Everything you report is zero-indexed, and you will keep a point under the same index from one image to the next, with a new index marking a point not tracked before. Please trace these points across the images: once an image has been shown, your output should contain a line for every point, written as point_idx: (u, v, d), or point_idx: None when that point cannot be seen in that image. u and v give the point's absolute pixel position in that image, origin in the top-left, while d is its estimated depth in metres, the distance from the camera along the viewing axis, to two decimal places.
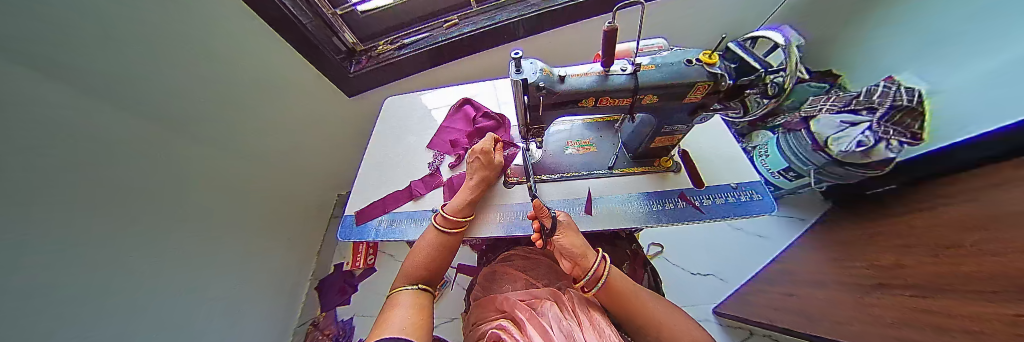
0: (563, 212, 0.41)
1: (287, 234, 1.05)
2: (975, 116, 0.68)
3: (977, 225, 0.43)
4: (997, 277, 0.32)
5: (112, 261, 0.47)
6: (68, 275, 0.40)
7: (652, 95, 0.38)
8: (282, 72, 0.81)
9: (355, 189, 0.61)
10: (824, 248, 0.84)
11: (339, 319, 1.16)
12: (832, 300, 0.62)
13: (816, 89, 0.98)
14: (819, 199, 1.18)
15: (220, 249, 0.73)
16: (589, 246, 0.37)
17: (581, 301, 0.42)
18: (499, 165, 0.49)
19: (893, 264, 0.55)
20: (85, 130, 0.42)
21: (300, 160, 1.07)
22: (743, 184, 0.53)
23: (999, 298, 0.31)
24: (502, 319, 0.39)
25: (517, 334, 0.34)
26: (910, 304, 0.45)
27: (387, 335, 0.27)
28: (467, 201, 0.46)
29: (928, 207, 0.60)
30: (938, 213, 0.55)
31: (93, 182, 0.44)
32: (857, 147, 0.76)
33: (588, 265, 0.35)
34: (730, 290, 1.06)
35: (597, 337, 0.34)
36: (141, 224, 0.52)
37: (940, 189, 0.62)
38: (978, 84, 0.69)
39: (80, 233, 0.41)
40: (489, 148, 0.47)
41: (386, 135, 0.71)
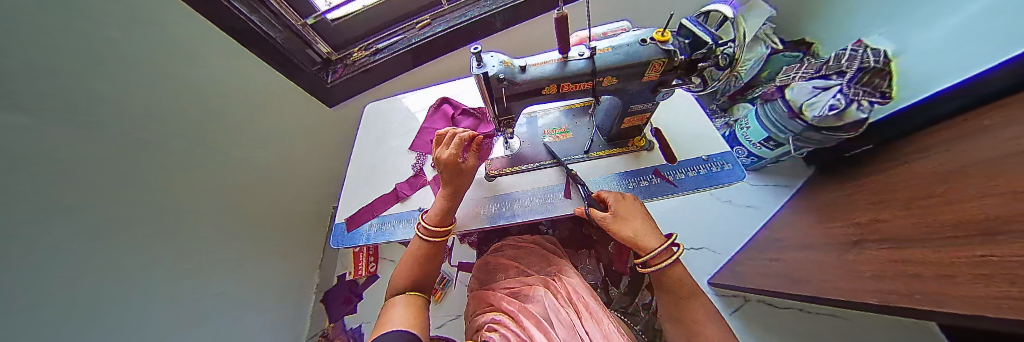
0: (614, 198, 0.45)
1: (284, 247, 1.06)
2: (947, 70, 0.69)
3: (949, 175, 0.43)
4: (970, 224, 0.33)
5: (80, 278, 0.44)
6: (40, 293, 0.39)
7: (610, 77, 0.39)
8: (243, 85, 0.78)
9: (343, 196, 0.62)
10: (810, 209, 0.86)
11: (347, 328, 1.18)
12: (814, 261, 0.65)
13: (791, 58, 1.06)
14: (801, 165, 1.21)
15: (208, 265, 0.72)
16: (644, 235, 0.41)
17: (574, 286, 0.45)
18: (467, 170, 0.44)
19: (870, 220, 0.58)
20: (56, 140, 0.41)
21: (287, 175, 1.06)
22: (714, 156, 0.55)
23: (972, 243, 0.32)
24: (496, 312, 0.41)
25: (515, 327, 0.35)
26: (885, 259, 0.47)
27: (388, 330, 0.32)
28: (445, 210, 0.46)
29: (902, 163, 0.62)
30: (911, 167, 0.57)
31: (64, 208, 0.42)
32: (829, 111, 0.78)
33: (642, 254, 0.40)
34: (721, 261, 1.09)
35: (595, 325, 0.36)
36: (115, 243, 0.50)
37: (907, 146, 0.64)
38: (945, 38, 0.71)
39: (55, 246, 0.41)
40: (451, 159, 0.42)
41: (368, 140, 0.71)
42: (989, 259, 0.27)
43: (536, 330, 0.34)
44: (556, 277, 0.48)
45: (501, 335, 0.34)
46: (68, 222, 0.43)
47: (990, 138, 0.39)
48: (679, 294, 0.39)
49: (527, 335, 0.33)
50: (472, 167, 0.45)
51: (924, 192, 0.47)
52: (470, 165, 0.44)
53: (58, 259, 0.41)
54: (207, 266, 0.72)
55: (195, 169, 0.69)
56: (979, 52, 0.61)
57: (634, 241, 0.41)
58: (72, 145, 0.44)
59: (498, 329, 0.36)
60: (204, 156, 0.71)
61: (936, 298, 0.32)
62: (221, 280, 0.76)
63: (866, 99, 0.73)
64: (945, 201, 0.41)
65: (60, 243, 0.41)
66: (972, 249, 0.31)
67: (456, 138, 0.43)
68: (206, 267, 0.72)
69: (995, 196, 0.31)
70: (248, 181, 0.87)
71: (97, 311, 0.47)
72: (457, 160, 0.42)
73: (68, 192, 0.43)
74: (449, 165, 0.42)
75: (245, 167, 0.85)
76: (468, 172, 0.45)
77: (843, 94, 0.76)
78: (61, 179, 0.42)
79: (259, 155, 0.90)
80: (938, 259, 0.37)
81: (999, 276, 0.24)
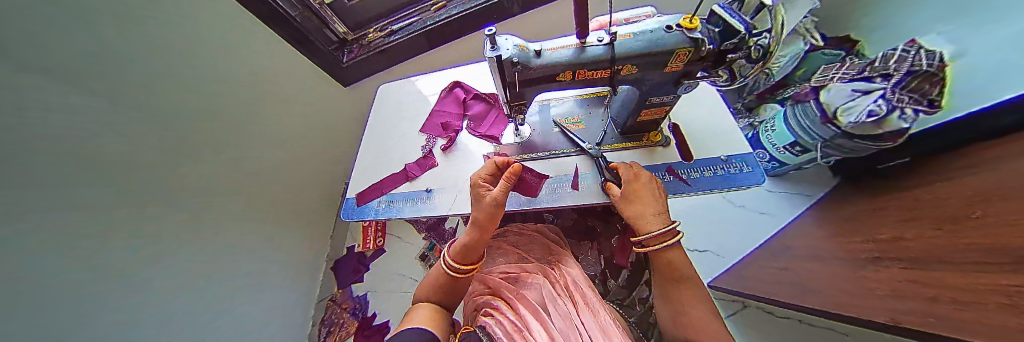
0: (629, 174, 0.43)
1: (297, 218, 1.12)
2: (993, 79, 0.62)
3: (988, 195, 0.40)
4: (1003, 246, 0.30)
5: (80, 239, 0.46)
6: (50, 246, 0.41)
7: (629, 65, 0.37)
8: (246, 57, 0.79)
9: (355, 173, 0.65)
10: (829, 220, 0.82)
11: (355, 295, 1.26)
12: (828, 274, 0.62)
13: (831, 57, 0.95)
14: (828, 174, 1.14)
15: (221, 232, 0.77)
16: (643, 219, 0.40)
17: (572, 276, 0.45)
18: (496, 204, 0.39)
19: (893, 237, 0.54)
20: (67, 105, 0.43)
21: (300, 150, 1.10)
22: (733, 156, 0.53)
23: (999, 269, 0.29)
24: (493, 297, 0.42)
25: (510, 314, 0.37)
26: (903, 278, 0.45)
27: (412, 325, 0.33)
28: (462, 248, 0.40)
29: (944, 179, 0.56)
30: (955, 184, 0.52)
31: (59, 172, 0.43)
32: (868, 117, 0.71)
33: (636, 237, 0.40)
34: (726, 265, 1.07)
35: (591, 316, 0.36)
36: (116, 209, 0.52)
37: (955, 162, 0.58)
38: (996, 46, 0.63)
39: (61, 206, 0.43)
40: (481, 187, 0.42)
41: (381, 120, 0.73)
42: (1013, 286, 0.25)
43: (532, 321, 0.35)
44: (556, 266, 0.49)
45: (498, 321, 0.35)
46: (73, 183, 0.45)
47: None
48: (671, 277, 0.39)
49: (523, 325, 0.34)
50: (495, 203, 0.39)
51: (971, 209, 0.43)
52: (494, 201, 0.39)
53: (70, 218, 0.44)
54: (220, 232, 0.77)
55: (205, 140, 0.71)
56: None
57: (638, 218, 0.41)
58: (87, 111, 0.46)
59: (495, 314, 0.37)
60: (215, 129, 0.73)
61: (953, 324, 0.30)
62: (232, 244, 0.81)
63: (910, 107, 0.65)
64: (982, 221, 0.37)
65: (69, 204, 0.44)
66: (999, 274, 0.28)
67: (493, 166, 0.45)
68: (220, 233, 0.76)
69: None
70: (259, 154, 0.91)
71: (109, 267, 0.50)
72: (485, 190, 0.41)
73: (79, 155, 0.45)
74: (477, 195, 0.42)
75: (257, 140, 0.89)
76: (491, 208, 0.39)
77: (884, 99, 0.67)
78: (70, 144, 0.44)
79: (272, 130, 0.94)
80: (961, 282, 0.34)
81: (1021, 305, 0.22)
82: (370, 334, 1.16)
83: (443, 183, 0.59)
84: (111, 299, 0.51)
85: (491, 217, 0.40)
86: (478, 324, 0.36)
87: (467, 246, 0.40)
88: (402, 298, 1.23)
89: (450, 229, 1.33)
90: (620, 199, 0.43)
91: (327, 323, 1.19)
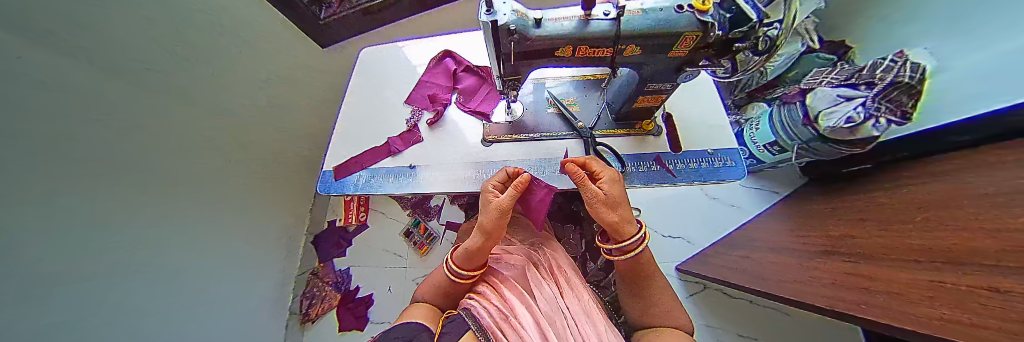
0: (604, 178, 0.39)
1: (276, 189, 1.06)
2: (960, 103, 0.67)
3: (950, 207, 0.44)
4: (959, 251, 0.33)
5: (72, 207, 0.44)
6: (41, 218, 0.40)
7: (634, 46, 0.35)
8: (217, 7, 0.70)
9: (332, 145, 0.60)
10: (792, 216, 0.89)
11: (337, 269, 1.26)
12: (781, 263, 0.68)
13: (823, 61, 0.99)
14: (797, 174, 1.22)
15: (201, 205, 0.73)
16: (621, 222, 0.38)
17: (557, 259, 0.47)
18: (504, 210, 0.38)
19: (844, 235, 0.61)
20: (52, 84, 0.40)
21: (275, 115, 1.01)
22: (720, 150, 0.54)
23: (947, 269, 0.32)
24: (480, 285, 0.41)
25: (495, 298, 0.37)
26: (850, 273, 0.50)
27: (409, 321, 0.36)
28: (466, 252, 0.40)
29: (902, 187, 0.62)
30: (916, 193, 0.57)
31: (51, 139, 0.40)
32: (845, 123, 0.74)
33: (616, 242, 0.39)
34: (694, 251, 1.16)
35: (576, 301, 0.38)
36: (100, 174, 0.49)
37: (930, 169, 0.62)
38: (972, 70, 0.67)
39: (58, 188, 0.42)
40: (490, 192, 0.42)
41: (362, 87, 0.67)
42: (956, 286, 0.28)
43: (518, 303, 0.35)
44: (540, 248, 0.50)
45: (484, 303, 0.35)
46: (61, 165, 0.42)
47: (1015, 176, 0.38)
48: (639, 279, 0.42)
49: (510, 307, 0.35)
50: (501, 209, 0.38)
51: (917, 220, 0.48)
52: (500, 206, 0.38)
53: (69, 203, 0.44)
54: (201, 205, 0.73)
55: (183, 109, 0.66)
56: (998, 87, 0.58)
57: (615, 226, 0.38)
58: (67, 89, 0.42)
59: (482, 296, 0.38)
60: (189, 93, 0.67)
61: (876, 311, 0.35)
62: (213, 219, 0.77)
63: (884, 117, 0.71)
64: (939, 228, 0.41)
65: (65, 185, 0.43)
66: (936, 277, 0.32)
67: (505, 175, 0.45)
68: (200, 206, 0.73)
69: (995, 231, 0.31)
70: (239, 123, 0.84)
71: (104, 243, 0.50)
72: (492, 196, 0.41)
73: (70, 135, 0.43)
74: (484, 200, 0.41)
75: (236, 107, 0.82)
76: (497, 214, 0.38)
77: (863, 107, 0.72)
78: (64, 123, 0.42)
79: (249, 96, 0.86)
80: (892, 280, 0.39)
81: (950, 307, 0.25)
82: (353, 306, 1.19)
83: (429, 161, 0.57)
84: (96, 270, 0.49)
85: (497, 222, 0.38)
86: (464, 305, 0.35)
87: (470, 251, 0.39)
88: (386, 272, 1.25)
89: (436, 206, 1.33)
90: (592, 208, 0.39)
91: (308, 296, 1.20)
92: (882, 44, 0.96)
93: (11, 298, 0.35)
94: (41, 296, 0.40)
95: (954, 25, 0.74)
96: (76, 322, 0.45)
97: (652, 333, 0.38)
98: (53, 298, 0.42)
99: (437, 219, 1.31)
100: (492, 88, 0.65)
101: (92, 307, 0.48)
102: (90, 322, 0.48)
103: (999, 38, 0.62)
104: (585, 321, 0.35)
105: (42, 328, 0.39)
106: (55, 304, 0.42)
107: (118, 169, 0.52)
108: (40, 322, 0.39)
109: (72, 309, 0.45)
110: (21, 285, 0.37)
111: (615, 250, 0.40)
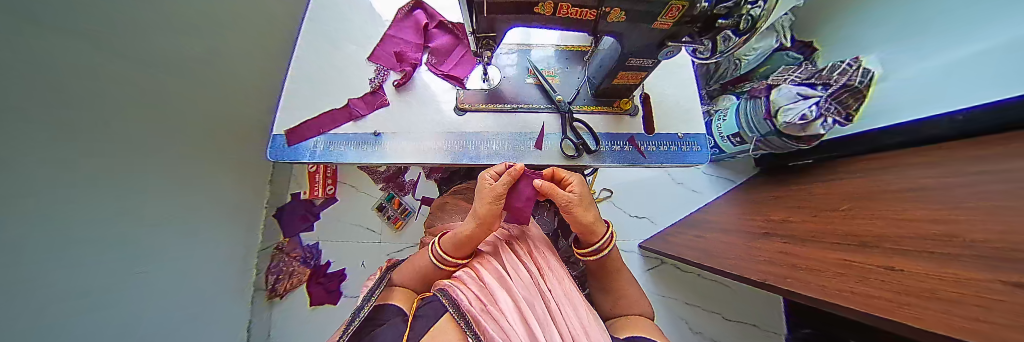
0: (582, 184, 0.39)
1: (236, 156, 0.95)
2: (919, 105, 0.70)
3: (880, 207, 0.50)
4: (926, 239, 0.36)
5: (43, 203, 0.38)
6: (27, 217, 0.36)
7: (618, 10, 0.32)
8: None
9: (283, 105, 0.53)
10: (740, 202, 1.00)
11: (304, 244, 1.19)
12: (727, 242, 0.77)
13: (791, 59, 1.05)
14: (751, 164, 1.34)
15: (159, 181, 0.64)
16: (598, 221, 0.39)
17: (535, 241, 0.45)
18: (496, 200, 0.35)
19: (781, 219, 0.70)
20: (41, 55, 0.36)
21: (232, 76, 0.86)
22: (689, 135, 0.56)
23: (920, 257, 0.34)
24: (460, 269, 0.38)
25: (473, 282, 0.34)
26: (787, 254, 0.58)
27: (383, 304, 0.35)
28: (452, 239, 0.38)
29: (836, 183, 0.71)
30: (846, 187, 0.66)
31: (30, 126, 0.35)
32: (800, 120, 0.81)
33: (594, 240, 0.40)
34: (656, 230, 1.27)
35: (559, 284, 0.37)
36: (63, 158, 0.42)
37: (864, 167, 0.71)
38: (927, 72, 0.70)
39: (49, 181, 0.39)
40: (484, 179, 0.38)
41: (316, 37, 0.60)
42: (926, 272, 0.31)
43: (496, 285, 0.33)
44: (524, 231, 0.47)
45: (460, 284, 0.33)
46: (53, 162, 0.40)
47: (932, 185, 0.45)
48: (607, 271, 0.44)
49: (488, 287, 0.33)
50: (494, 195, 0.35)
51: (842, 211, 0.57)
52: (493, 192, 0.35)
53: (59, 203, 0.41)
54: (161, 184, 0.64)
55: (136, 73, 0.55)
56: (954, 91, 0.61)
57: (590, 227, 0.38)
58: (51, 67, 0.38)
59: (457, 278, 0.36)
60: (144, 57, 0.56)
61: (828, 291, 0.41)
62: (167, 196, 0.67)
63: (831, 116, 0.78)
64: (882, 220, 0.46)
65: (51, 178, 0.39)
66: (877, 260, 0.40)
67: (504, 165, 0.41)
68: (161, 185, 0.64)
69: (913, 221, 0.41)
70: (194, 86, 0.72)
71: (82, 236, 0.46)
72: (487, 182, 0.37)
73: (51, 114, 0.39)
74: (479, 188, 0.37)
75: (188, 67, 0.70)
76: (489, 200, 0.35)
77: (816, 105, 0.79)
78: (47, 102, 0.38)
79: (196, 51, 0.70)
80: (830, 262, 0.48)
81: (910, 292, 0.31)
82: (324, 281, 1.16)
83: (398, 128, 0.53)
84: (74, 263, 0.45)
85: (489, 210, 0.35)
86: (439, 286, 0.34)
87: (460, 238, 0.37)
88: (359, 247, 1.21)
89: (410, 180, 1.27)
90: (567, 213, 0.37)
91: (274, 271, 1.12)
92: (851, 42, 0.99)
93: (12, 296, 0.33)
94: (35, 288, 0.37)
95: (914, 28, 0.77)
96: (70, 320, 0.44)
97: (622, 321, 0.40)
98: (54, 287, 0.41)
99: (411, 194, 1.27)
100: (467, 50, 0.62)
101: (83, 305, 0.47)
102: (84, 322, 0.47)
103: (946, 51, 0.66)
104: (566, 303, 0.33)
105: (32, 332, 0.37)
106: (52, 301, 0.41)
107: (86, 156, 0.46)
108: (35, 323, 0.38)
109: (66, 308, 0.43)
110: (23, 287, 0.35)
111: (592, 251, 0.40)
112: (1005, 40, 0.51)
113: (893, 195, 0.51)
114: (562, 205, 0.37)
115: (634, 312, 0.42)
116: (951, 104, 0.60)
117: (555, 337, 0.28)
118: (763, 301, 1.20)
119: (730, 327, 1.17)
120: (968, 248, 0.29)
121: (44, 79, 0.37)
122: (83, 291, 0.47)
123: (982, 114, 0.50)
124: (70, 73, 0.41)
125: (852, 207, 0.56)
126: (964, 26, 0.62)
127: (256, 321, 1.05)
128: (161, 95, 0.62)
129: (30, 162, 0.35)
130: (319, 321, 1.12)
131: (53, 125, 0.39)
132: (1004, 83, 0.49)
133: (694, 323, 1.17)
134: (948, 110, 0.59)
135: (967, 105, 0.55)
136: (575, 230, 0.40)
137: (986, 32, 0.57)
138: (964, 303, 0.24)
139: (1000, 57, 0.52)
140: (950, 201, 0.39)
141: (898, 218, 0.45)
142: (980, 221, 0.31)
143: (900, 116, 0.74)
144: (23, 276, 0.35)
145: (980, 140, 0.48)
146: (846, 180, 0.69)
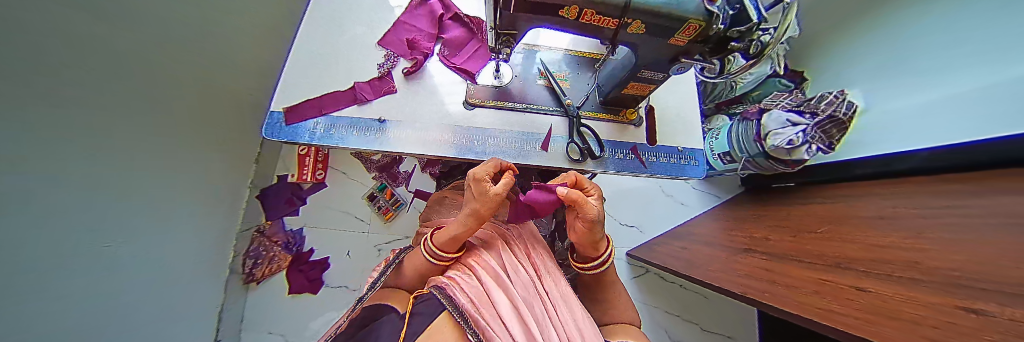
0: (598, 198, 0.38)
1: (229, 134, 0.90)
2: (909, 137, 0.72)
3: (853, 230, 0.54)
4: (894, 263, 0.39)
5: (47, 177, 0.36)
6: (30, 192, 0.33)
7: (638, 22, 0.33)
8: None
9: (283, 83, 0.51)
10: (725, 217, 1.04)
11: (288, 228, 1.14)
12: (711, 254, 0.81)
13: (782, 86, 1.14)
14: (737, 183, 1.40)
15: (154, 155, 0.60)
16: (604, 237, 0.39)
17: (532, 242, 0.46)
18: (495, 201, 0.33)
19: (762, 237, 0.74)
20: (50, 15, 0.34)
21: (231, 49, 0.81)
22: (688, 150, 0.58)
23: (890, 280, 0.37)
24: (456, 269, 0.37)
25: (471, 283, 0.33)
26: (765, 269, 0.62)
27: (374, 305, 0.33)
28: (452, 234, 0.36)
29: (815, 205, 0.76)
30: (822, 210, 0.71)
31: (37, 97, 0.33)
32: (787, 144, 0.86)
33: (598, 255, 0.40)
34: (644, 239, 1.30)
35: (554, 286, 0.37)
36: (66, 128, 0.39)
37: (843, 192, 0.76)
38: (918, 107, 0.74)
39: (51, 153, 0.37)
40: (481, 178, 0.34)
41: (322, 18, 0.58)
42: (893, 294, 0.34)
43: (495, 285, 0.33)
44: (521, 232, 0.47)
45: (455, 283, 0.33)
46: (56, 133, 0.37)
47: (900, 215, 0.50)
48: (601, 277, 0.44)
49: (484, 286, 0.33)
50: (490, 199, 0.33)
51: (818, 232, 0.61)
52: (490, 196, 0.33)
53: (58, 176, 0.39)
54: (155, 159, 0.61)
55: (139, 43, 0.52)
56: (948, 125, 0.63)
57: (596, 244, 0.38)
58: (59, 27, 0.36)
59: (453, 277, 0.35)
60: (145, 21, 0.52)
61: (804, 307, 0.43)
62: (160, 170, 0.63)
63: (816, 143, 0.84)
64: (855, 243, 0.50)
65: (55, 151, 0.37)
66: (846, 280, 0.43)
67: (501, 163, 0.38)
68: (155, 159, 0.61)
69: (879, 247, 0.45)
70: (192, 61, 0.68)
71: (81, 219, 0.44)
72: (482, 183, 0.34)
73: (57, 86, 0.36)
74: (474, 187, 0.34)
75: (190, 42, 0.65)
76: (484, 203, 0.33)
77: (805, 132, 0.84)
78: (47, 81, 0.34)
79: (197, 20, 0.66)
80: (804, 279, 0.51)
81: (872, 311, 0.33)
82: (305, 268, 1.12)
83: (404, 116, 0.52)
84: (75, 238, 0.43)
85: (484, 212, 0.34)
86: (435, 283, 0.33)
87: (454, 238, 0.36)
88: (346, 236, 1.18)
89: (404, 172, 1.25)
90: (584, 229, 0.35)
91: (253, 255, 1.06)
92: (843, 76, 1.03)
93: (16, 277, 0.32)
94: (35, 266, 0.35)
95: (907, 67, 0.81)
96: (67, 295, 0.42)
97: (613, 327, 0.41)
98: (53, 263, 0.39)
99: (404, 185, 1.25)
100: (480, 44, 0.62)
101: (80, 279, 0.45)
102: (78, 298, 0.44)
103: (940, 89, 0.70)
104: (562, 305, 0.34)
105: (34, 311, 0.35)
106: (51, 288, 0.38)
107: (88, 124, 0.44)
108: (36, 301, 0.36)
109: (63, 283, 0.41)
110: (25, 263, 0.33)
111: (592, 265, 0.41)
112: (1009, 76, 0.53)
113: (863, 221, 0.55)
114: (584, 220, 0.34)
115: (625, 321, 0.42)
116: (940, 136, 0.63)
117: (551, 337, 0.28)
118: (737, 314, 1.26)
119: (705, 337, 1.22)
120: (931, 275, 0.32)
121: (55, 41, 0.35)
122: (81, 264, 0.44)
123: (969, 148, 0.52)
124: (73, 39, 0.38)
125: (828, 229, 0.60)
126: (961, 66, 0.66)
127: (232, 307, 1.00)
128: (159, 70, 0.58)
129: (24, 148, 0.32)
130: (300, 309, 1.09)
131: (51, 106, 0.36)
132: (994, 121, 0.52)
133: (672, 332, 1.21)
134: (939, 141, 0.62)
135: (958, 138, 0.58)
136: (585, 245, 0.39)
137: (986, 71, 0.59)
138: (920, 324, 0.26)
139: (1003, 93, 0.53)
140: (914, 229, 0.43)
141: (867, 242, 0.48)
142: (939, 252, 0.34)
143: (888, 146, 0.77)
144: (25, 256, 0.33)
145: (945, 178, 0.53)
146: (825, 204, 0.74)
